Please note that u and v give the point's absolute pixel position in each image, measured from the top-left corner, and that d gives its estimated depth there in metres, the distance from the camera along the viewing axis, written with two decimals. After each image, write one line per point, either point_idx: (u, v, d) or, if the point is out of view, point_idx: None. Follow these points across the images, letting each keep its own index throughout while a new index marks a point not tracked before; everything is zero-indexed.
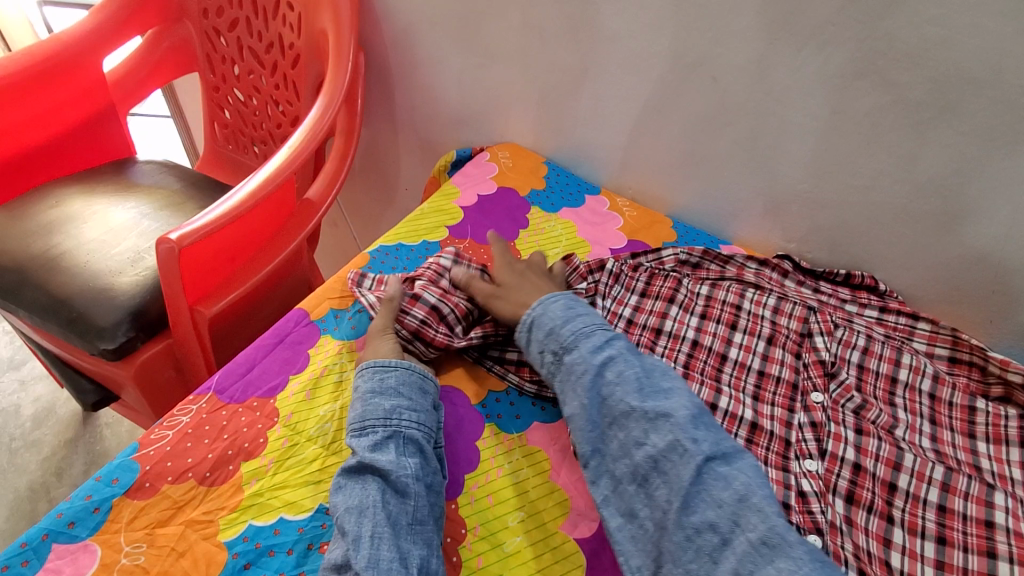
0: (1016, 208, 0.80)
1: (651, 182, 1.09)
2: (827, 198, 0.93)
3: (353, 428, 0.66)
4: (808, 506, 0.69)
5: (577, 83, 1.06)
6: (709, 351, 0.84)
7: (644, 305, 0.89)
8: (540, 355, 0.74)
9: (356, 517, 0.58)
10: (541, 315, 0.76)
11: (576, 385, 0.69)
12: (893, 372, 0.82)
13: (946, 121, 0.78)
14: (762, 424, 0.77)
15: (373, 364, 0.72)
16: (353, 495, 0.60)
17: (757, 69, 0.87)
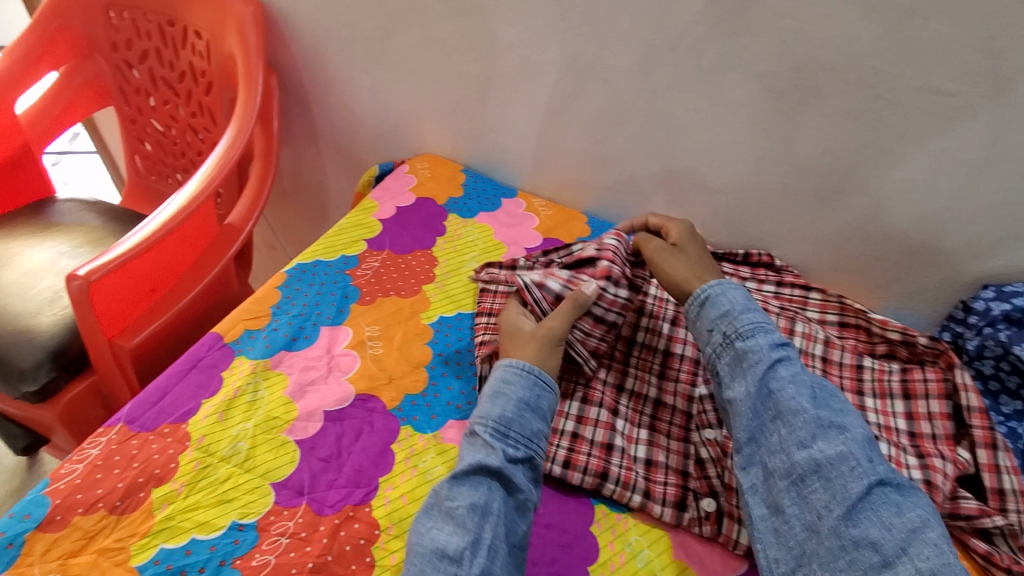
0: (882, 180, 0.87)
1: (565, 181, 1.13)
2: (720, 184, 0.99)
3: (490, 426, 0.67)
4: (705, 471, 0.74)
5: (484, 92, 1.10)
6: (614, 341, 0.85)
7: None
8: (707, 336, 0.74)
9: (476, 519, 0.60)
10: (718, 295, 0.75)
11: (747, 372, 0.68)
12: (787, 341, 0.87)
13: (811, 105, 0.85)
14: (665, 400, 0.83)
15: (516, 366, 0.73)
16: (469, 493, 0.62)
17: (641, 68, 0.93)
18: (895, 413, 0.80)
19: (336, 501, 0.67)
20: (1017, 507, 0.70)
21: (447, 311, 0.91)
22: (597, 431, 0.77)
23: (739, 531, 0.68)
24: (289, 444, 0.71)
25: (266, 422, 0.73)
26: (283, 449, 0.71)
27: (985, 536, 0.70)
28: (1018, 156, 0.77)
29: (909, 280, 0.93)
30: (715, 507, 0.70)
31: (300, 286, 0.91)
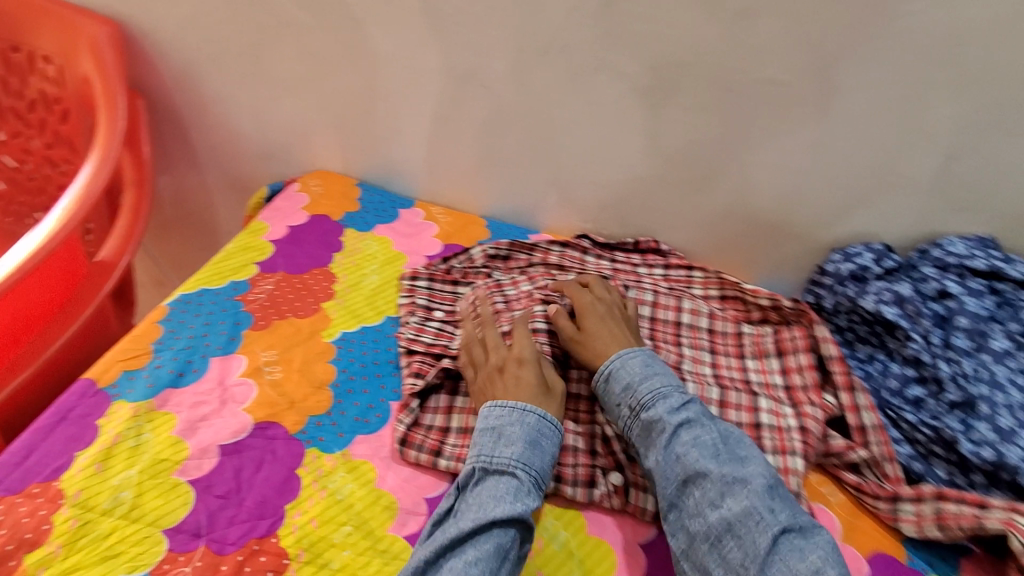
0: (741, 163, 0.96)
1: (460, 188, 1.15)
2: (604, 178, 1.05)
3: (525, 474, 0.67)
4: (611, 448, 0.78)
5: (370, 104, 1.09)
6: (502, 335, 0.86)
7: (436, 303, 0.94)
8: (616, 411, 0.76)
9: (496, 563, 0.59)
10: (618, 369, 0.77)
11: (656, 442, 0.71)
12: (677, 317, 0.93)
13: (671, 100, 0.92)
14: (570, 392, 0.84)
15: (551, 420, 0.72)
16: (491, 536, 0.61)
17: (517, 73, 0.97)
18: (773, 371, 0.88)
19: (238, 537, 0.63)
20: (876, 439, 0.78)
21: (349, 327, 0.89)
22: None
23: (647, 498, 0.73)
24: (181, 485, 0.66)
25: (152, 467, 0.67)
26: (174, 492, 0.66)
27: (855, 469, 0.78)
28: (845, 134, 0.88)
29: (776, 252, 1.04)
30: (621, 480, 0.74)
31: (186, 317, 0.86)
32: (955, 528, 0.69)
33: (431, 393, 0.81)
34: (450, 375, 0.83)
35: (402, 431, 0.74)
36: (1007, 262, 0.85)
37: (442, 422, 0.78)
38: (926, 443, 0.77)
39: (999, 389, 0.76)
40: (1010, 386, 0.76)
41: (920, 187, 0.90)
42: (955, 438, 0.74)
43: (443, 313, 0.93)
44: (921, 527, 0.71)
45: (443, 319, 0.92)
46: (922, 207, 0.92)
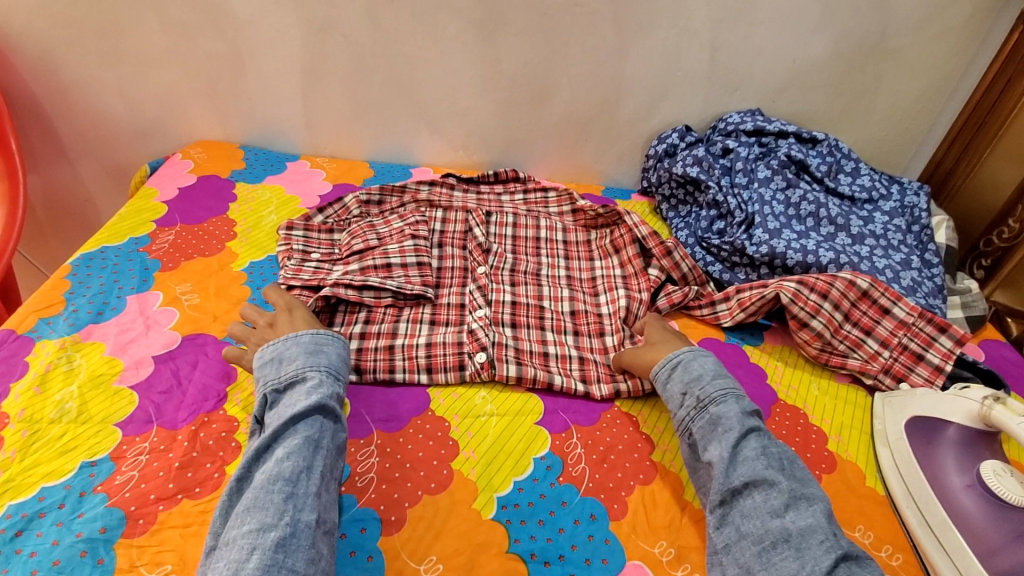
0: (568, 77, 1.18)
1: (340, 136, 1.28)
2: (464, 107, 1.22)
3: (319, 372, 0.69)
4: (476, 337, 0.85)
5: (239, 67, 1.18)
6: (376, 268, 0.93)
7: (311, 248, 0.98)
8: (677, 399, 0.75)
9: (307, 453, 0.61)
10: (689, 361, 0.77)
11: (721, 438, 0.69)
12: (536, 233, 1.10)
13: (503, 29, 1.11)
14: (442, 301, 0.93)
15: (327, 333, 0.75)
16: (295, 436, 0.63)
17: (370, 21, 1.11)
18: (614, 266, 1.04)
19: (187, 415, 0.72)
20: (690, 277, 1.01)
21: (256, 257, 0.99)
22: (380, 340, 0.84)
23: (510, 367, 0.83)
24: (123, 390, 0.74)
25: (90, 381, 0.75)
26: (118, 396, 0.74)
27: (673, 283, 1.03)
28: (640, 42, 1.12)
29: (611, 148, 1.28)
30: (486, 358, 0.83)
31: (92, 271, 0.91)
32: (750, 304, 0.93)
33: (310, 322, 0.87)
34: (329, 307, 0.89)
35: None
36: (767, 121, 1.13)
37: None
38: (730, 257, 1.03)
39: (766, 205, 1.02)
40: (775, 201, 1.03)
41: (701, 76, 1.16)
42: (743, 245, 1.00)
43: (319, 255, 0.98)
44: (733, 315, 0.95)
45: (320, 261, 0.96)
46: (707, 93, 1.19)
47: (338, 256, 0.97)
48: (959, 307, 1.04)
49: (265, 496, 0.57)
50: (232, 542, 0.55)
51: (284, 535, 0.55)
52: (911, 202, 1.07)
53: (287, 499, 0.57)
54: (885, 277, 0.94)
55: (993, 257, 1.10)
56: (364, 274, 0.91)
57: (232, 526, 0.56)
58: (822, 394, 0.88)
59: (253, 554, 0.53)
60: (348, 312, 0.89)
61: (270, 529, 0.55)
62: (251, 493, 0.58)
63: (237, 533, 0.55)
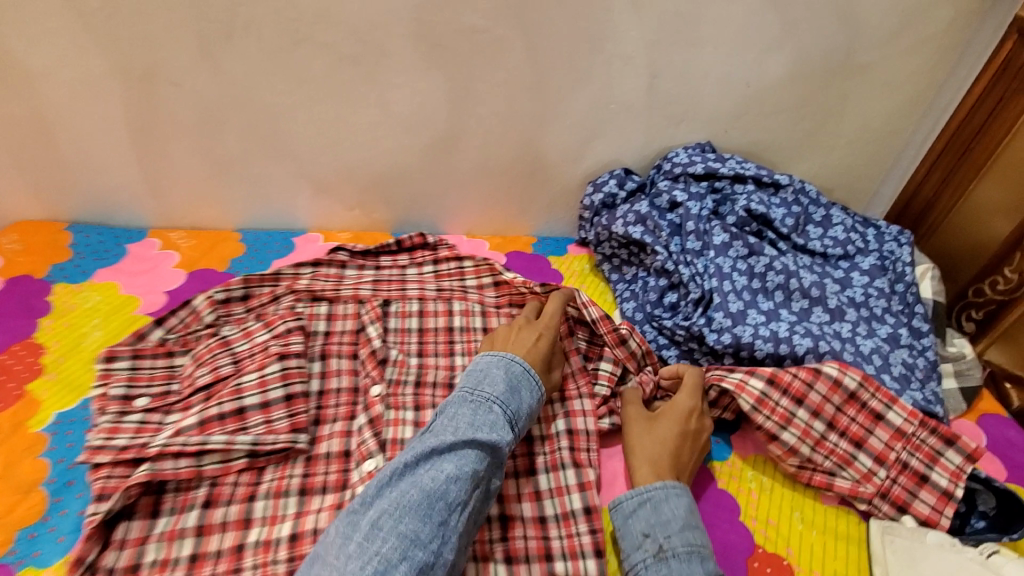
0: (477, 118, 0.94)
1: (200, 204, 1.01)
2: (352, 160, 0.98)
3: (501, 408, 0.65)
4: None
5: (45, 131, 0.90)
6: (220, 419, 0.69)
7: (139, 389, 0.73)
8: (638, 541, 0.62)
9: (470, 487, 0.59)
10: (661, 501, 0.63)
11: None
12: (449, 322, 0.87)
13: (386, 65, 0.87)
14: (319, 451, 0.70)
15: (535, 376, 0.71)
16: (468, 461, 0.60)
17: (209, 64, 0.84)
18: None
19: None
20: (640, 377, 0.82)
21: (67, 404, 0.74)
22: (230, 510, 0.64)
23: None
24: None
25: None
26: None
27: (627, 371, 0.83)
28: (561, 72, 0.90)
29: (540, 195, 1.06)
30: None
31: None
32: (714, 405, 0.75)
33: (122, 518, 0.62)
34: (152, 488, 0.65)
35: None
36: (720, 161, 0.93)
37: (128, 559, 0.59)
38: (685, 343, 0.83)
39: (726, 279, 0.83)
40: (736, 272, 0.84)
41: (639, 107, 0.95)
42: (701, 332, 0.80)
43: (150, 398, 0.73)
44: None
45: (146, 407, 0.71)
46: (647, 127, 0.97)
47: (176, 397, 0.73)
48: (952, 375, 0.87)
49: (426, 509, 0.55)
50: (382, 535, 0.53)
51: (428, 561, 0.53)
52: (892, 251, 0.90)
53: (442, 525, 0.55)
54: (872, 366, 0.77)
55: (986, 310, 0.95)
56: (204, 433, 0.67)
57: (388, 514, 0.55)
58: (807, 529, 0.70)
59: (403, 564, 0.52)
60: (182, 493, 0.65)
61: (420, 546, 0.53)
62: (411, 491, 0.56)
63: (391, 530, 0.53)
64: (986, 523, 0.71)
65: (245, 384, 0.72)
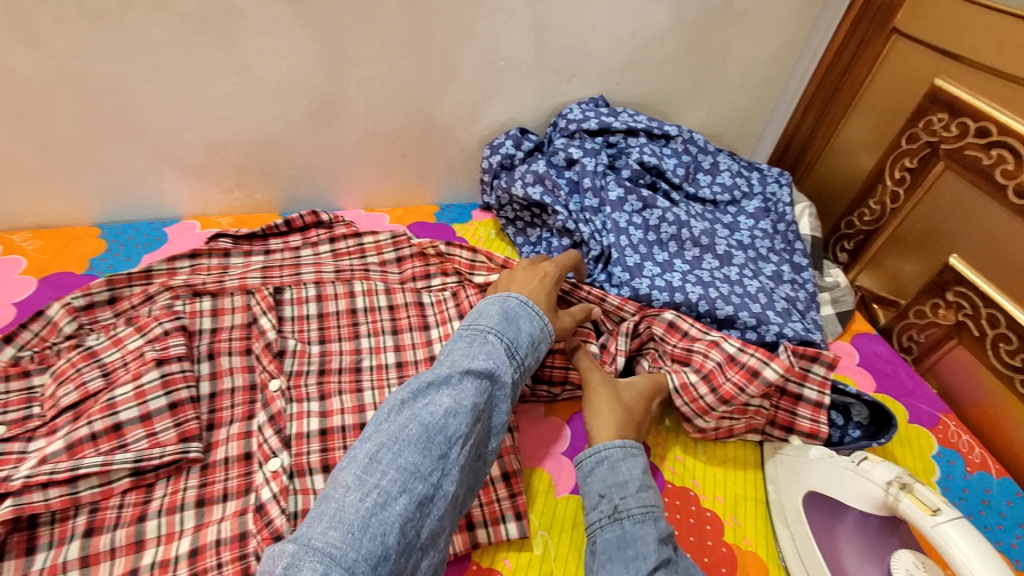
0: (358, 83, 0.88)
1: (42, 199, 0.88)
2: (221, 137, 0.88)
3: (500, 341, 0.62)
4: (265, 517, 0.60)
5: None
6: (93, 440, 0.62)
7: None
8: (594, 501, 0.60)
9: (472, 422, 0.55)
10: (617, 460, 0.62)
11: (627, 563, 0.54)
12: (351, 304, 0.83)
13: (242, 27, 0.77)
14: (216, 458, 0.65)
15: (534, 308, 0.68)
16: (467, 394, 0.56)
17: (18, 31, 0.71)
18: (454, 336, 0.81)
19: None
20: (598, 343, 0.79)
21: None
22: (117, 534, 0.58)
23: None
24: None
25: None
26: None
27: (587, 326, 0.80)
28: (442, 28, 0.85)
29: (437, 161, 1.02)
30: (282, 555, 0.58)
31: None
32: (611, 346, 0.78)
33: None
34: (25, 523, 0.58)
35: None
36: (612, 115, 0.93)
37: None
38: None
39: (622, 233, 0.84)
40: (632, 227, 0.86)
41: (528, 63, 0.92)
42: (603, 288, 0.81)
43: (7, 424, 0.64)
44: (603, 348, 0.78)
45: (3, 437, 0.62)
46: (538, 83, 0.95)
47: (37, 421, 0.64)
48: (829, 303, 0.96)
49: (426, 441, 0.52)
50: (381, 468, 0.50)
51: (427, 494, 0.50)
52: (773, 192, 0.95)
53: (443, 459, 0.52)
54: (758, 305, 0.81)
55: (856, 241, 1.04)
56: (76, 457, 0.60)
57: (388, 447, 0.51)
58: (710, 460, 0.75)
59: (402, 497, 0.48)
60: (63, 523, 0.58)
61: (420, 479, 0.50)
62: (411, 426, 0.53)
63: (391, 463, 0.50)
64: (861, 431, 0.79)
65: (120, 396, 0.65)
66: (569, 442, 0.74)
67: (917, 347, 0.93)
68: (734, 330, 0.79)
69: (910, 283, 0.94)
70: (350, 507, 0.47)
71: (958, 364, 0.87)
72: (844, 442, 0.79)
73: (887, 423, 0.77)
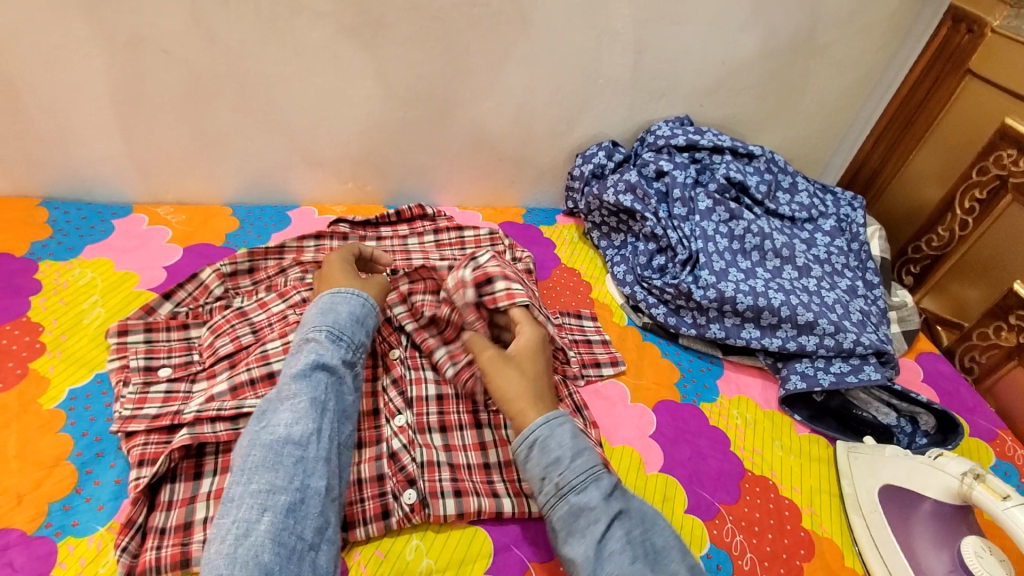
0: (473, 91, 0.97)
1: (186, 179, 0.98)
2: (348, 132, 0.98)
3: (322, 333, 0.65)
4: (399, 463, 0.68)
5: (17, 100, 0.85)
6: (252, 384, 0.70)
7: (158, 360, 0.73)
8: (538, 486, 0.61)
9: (316, 415, 0.58)
10: (547, 439, 0.62)
11: (585, 533, 0.57)
12: None
13: (384, 36, 0.87)
14: None
15: (347, 291, 0.70)
16: (299, 398, 0.58)
17: (200, 31, 0.82)
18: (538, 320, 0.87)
19: None
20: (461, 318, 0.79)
21: (79, 381, 0.72)
22: None
23: (446, 503, 0.66)
24: None
25: None
26: None
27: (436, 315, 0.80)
28: (552, 46, 0.94)
29: (529, 166, 1.11)
30: (416, 496, 0.66)
31: None
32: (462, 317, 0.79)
33: (166, 480, 0.63)
34: (192, 452, 0.66)
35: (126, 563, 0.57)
36: (699, 134, 1.02)
37: (178, 518, 0.61)
38: (674, 300, 0.91)
39: (710, 240, 0.92)
40: (718, 235, 0.93)
41: (624, 82, 1.01)
42: (689, 289, 0.89)
43: (172, 368, 0.73)
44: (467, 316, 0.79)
45: (171, 377, 0.72)
46: (631, 100, 1.04)
47: (199, 366, 0.74)
48: (896, 322, 1.00)
49: (274, 457, 0.54)
50: (236, 502, 0.52)
51: (294, 500, 0.53)
52: (847, 214, 1.02)
53: (298, 462, 0.55)
54: (836, 314, 0.88)
55: (922, 265, 1.10)
56: (238, 398, 0.69)
57: (238, 482, 0.53)
58: (786, 454, 0.80)
59: (265, 515, 0.51)
60: (223, 455, 0.66)
61: (280, 492, 0.53)
62: (255, 451, 0.55)
63: (245, 492, 0.52)
64: (928, 439, 0.84)
65: (272, 350, 0.73)
66: (655, 427, 0.80)
67: (979, 367, 0.98)
68: (814, 336, 0.86)
69: (975, 309, 0.99)
70: (216, 553, 0.49)
71: (1014, 387, 0.92)
72: (912, 447, 0.83)
73: (953, 429, 0.83)
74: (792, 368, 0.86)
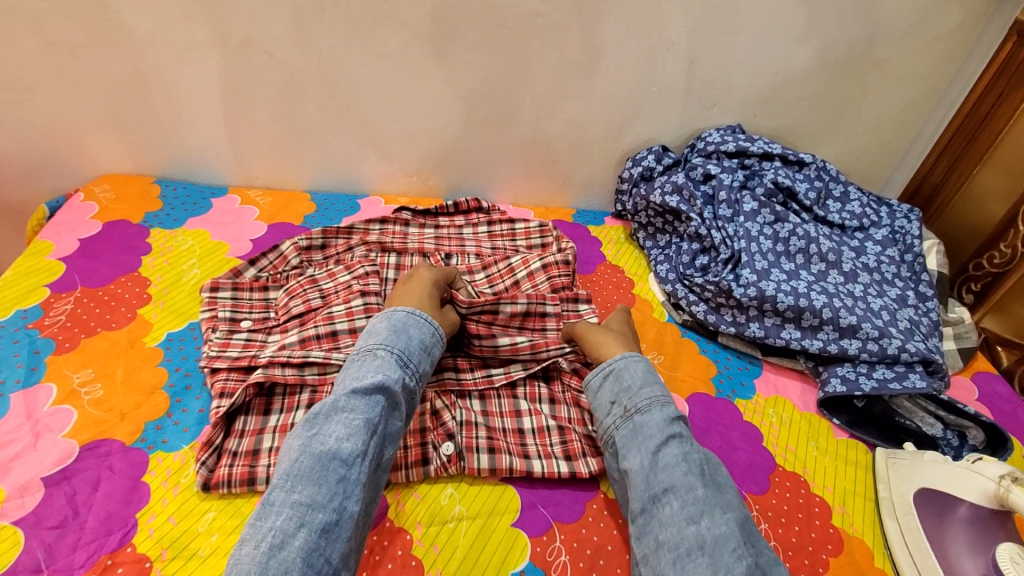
0: (532, 96, 1.05)
1: (274, 165, 1.11)
2: (416, 130, 1.08)
3: (389, 354, 0.69)
4: (440, 420, 0.75)
5: (143, 91, 1.00)
6: (317, 338, 0.79)
7: (241, 313, 0.84)
8: (606, 407, 0.72)
9: (366, 437, 0.62)
10: (622, 370, 0.73)
11: (642, 445, 0.66)
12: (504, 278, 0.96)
13: (455, 43, 0.97)
14: None
15: (421, 315, 0.74)
16: (355, 416, 0.62)
17: (298, 35, 0.94)
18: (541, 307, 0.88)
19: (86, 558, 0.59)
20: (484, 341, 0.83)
21: (175, 326, 0.84)
22: None
23: (480, 458, 0.71)
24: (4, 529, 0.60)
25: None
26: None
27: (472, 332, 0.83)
28: (610, 55, 1.00)
29: (581, 168, 1.17)
30: (453, 448, 0.71)
31: None
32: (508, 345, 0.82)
33: (240, 412, 0.73)
34: (263, 391, 0.75)
35: (204, 474, 0.65)
36: (750, 141, 1.05)
37: (249, 444, 0.70)
38: (714, 298, 0.93)
39: (753, 241, 0.94)
40: (762, 237, 0.95)
41: (677, 92, 1.06)
42: (729, 286, 0.90)
43: (251, 322, 0.84)
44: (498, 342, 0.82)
45: (251, 328, 0.82)
46: (683, 109, 1.08)
47: (274, 321, 0.84)
48: (951, 338, 0.97)
49: (321, 471, 0.58)
50: (276, 510, 0.56)
51: (329, 519, 0.56)
52: (902, 226, 1.01)
53: (340, 481, 0.58)
54: (880, 320, 0.88)
55: (984, 282, 1.07)
56: (305, 348, 0.78)
57: (280, 488, 0.58)
58: (821, 455, 0.80)
59: (300, 530, 0.55)
60: (287, 397, 0.75)
61: (320, 508, 0.56)
62: (305, 459, 0.59)
63: (285, 502, 0.56)
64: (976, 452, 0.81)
65: (336, 312, 0.82)
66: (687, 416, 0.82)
67: None
68: (855, 339, 0.87)
69: None
70: (249, 557, 0.52)
71: None
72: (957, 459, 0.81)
73: (1004, 445, 0.80)
74: (833, 371, 0.86)
